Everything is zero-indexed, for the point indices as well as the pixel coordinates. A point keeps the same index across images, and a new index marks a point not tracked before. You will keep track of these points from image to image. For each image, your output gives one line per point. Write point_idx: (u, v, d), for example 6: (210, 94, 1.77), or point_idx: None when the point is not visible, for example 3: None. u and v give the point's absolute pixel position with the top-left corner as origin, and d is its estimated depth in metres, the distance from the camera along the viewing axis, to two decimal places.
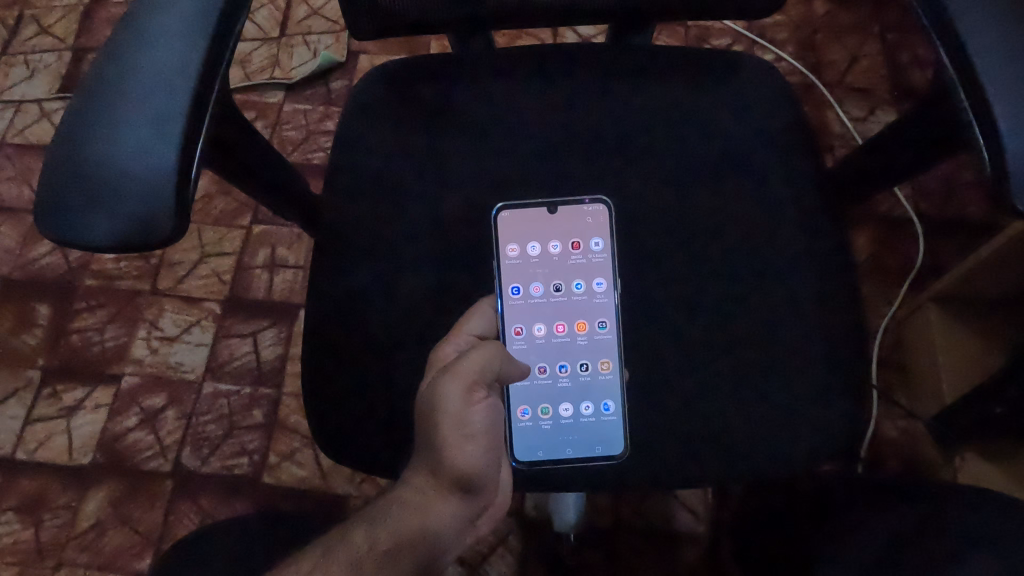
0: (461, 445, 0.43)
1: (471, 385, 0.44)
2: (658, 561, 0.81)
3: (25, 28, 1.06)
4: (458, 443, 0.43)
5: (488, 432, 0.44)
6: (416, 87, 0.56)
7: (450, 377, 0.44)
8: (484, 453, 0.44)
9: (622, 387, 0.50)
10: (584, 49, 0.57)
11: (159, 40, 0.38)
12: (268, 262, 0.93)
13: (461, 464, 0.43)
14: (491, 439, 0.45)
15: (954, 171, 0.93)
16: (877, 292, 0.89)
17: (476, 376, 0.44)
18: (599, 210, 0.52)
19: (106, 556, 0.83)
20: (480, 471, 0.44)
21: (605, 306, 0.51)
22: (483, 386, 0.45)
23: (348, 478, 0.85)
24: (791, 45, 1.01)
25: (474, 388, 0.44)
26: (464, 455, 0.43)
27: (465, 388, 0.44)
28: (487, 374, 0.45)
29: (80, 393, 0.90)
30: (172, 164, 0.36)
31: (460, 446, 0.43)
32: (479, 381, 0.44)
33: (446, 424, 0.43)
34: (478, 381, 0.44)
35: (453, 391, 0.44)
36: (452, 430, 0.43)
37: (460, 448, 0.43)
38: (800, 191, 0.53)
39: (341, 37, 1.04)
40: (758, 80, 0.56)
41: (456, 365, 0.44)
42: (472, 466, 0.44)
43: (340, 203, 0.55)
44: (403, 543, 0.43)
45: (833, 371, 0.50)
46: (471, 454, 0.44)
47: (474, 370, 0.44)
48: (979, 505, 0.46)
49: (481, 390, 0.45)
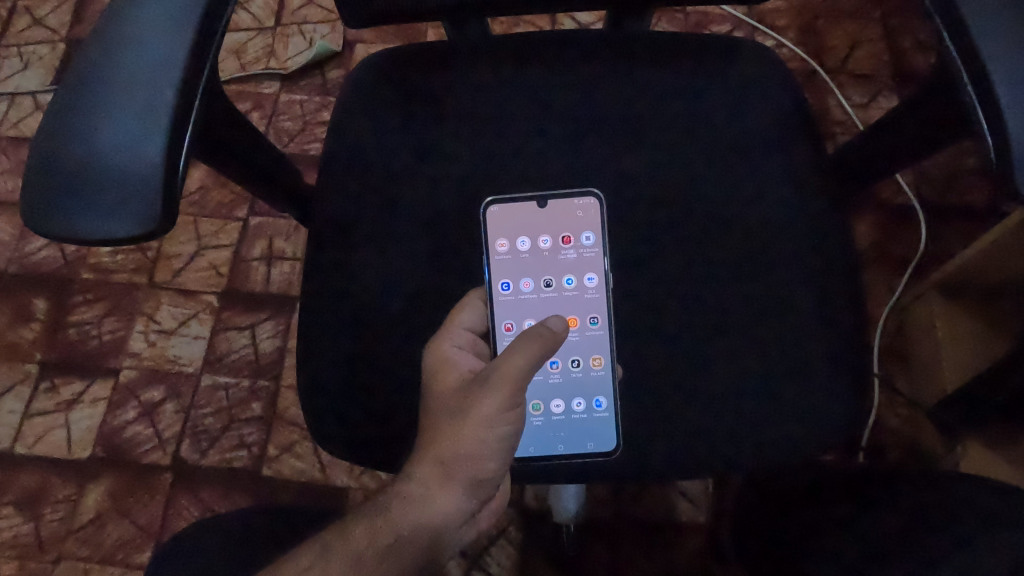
0: (485, 449, 0.43)
1: (513, 394, 0.43)
2: (658, 550, 0.81)
3: (18, 19, 1.05)
4: (481, 445, 0.43)
5: (513, 437, 0.44)
6: (410, 76, 0.56)
7: (496, 383, 0.43)
8: (501, 458, 0.44)
9: (613, 383, 0.50)
10: (581, 36, 0.56)
11: (147, 29, 0.38)
12: (266, 254, 0.93)
13: (479, 466, 0.43)
14: (511, 444, 0.45)
15: (955, 158, 0.92)
16: (877, 281, 0.89)
17: (521, 381, 0.43)
18: (591, 203, 0.51)
19: (107, 549, 0.84)
20: (491, 471, 0.44)
21: (597, 301, 0.51)
22: (522, 391, 0.44)
23: (347, 470, 0.85)
24: (792, 31, 1.00)
25: (515, 397, 0.43)
26: (480, 456, 0.43)
27: (510, 394, 0.43)
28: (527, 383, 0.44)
29: (78, 387, 0.89)
30: (160, 155, 0.36)
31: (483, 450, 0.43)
32: (519, 390, 0.43)
33: (476, 425, 0.43)
34: (519, 388, 0.43)
35: (498, 397, 0.43)
36: (483, 434, 0.42)
37: (479, 450, 0.43)
38: (799, 179, 0.53)
39: (337, 26, 1.03)
40: (758, 66, 0.55)
41: (502, 368, 0.43)
42: (487, 466, 0.44)
43: (334, 193, 0.54)
44: (404, 539, 0.43)
45: (832, 361, 0.50)
46: (490, 457, 0.44)
47: (521, 375, 0.43)
48: (979, 496, 0.45)
49: (518, 398, 0.44)
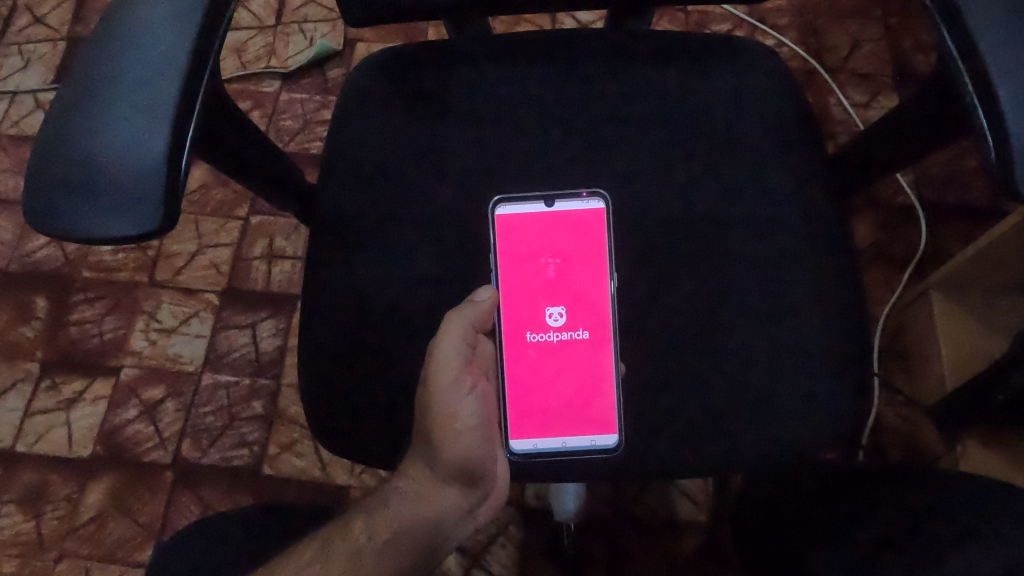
0: (456, 438, 0.45)
1: (456, 378, 0.45)
2: (658, 549, 0.81)
3: (18, 18, 1.05)
4: (451, 436, 0.44)
5: (482, 420, 0.45)
6: (411, 76, 0.56)
7: (433, 372, 0.45)
8: (480, 445, 0.46)
9: (617, 380, 0.50)
10: (582, 35, 0.56)
11: (149, 28, 0.38)
12: (266, 252, 0.93)
13: (458, 457, 0.45)
14: (484, 429, 0.46)
15: (955, 157, 0.92)
16: (878, 280, 0.89)
17: (459, 363, 0.45)
18: (597, 202, 0.51)
19: (107, 547, 0.84)
20: (476, 461, 0.46)
21: (602, 298, 0.51)
22: (467, 371, 0.46)
23: (348, 469, 0.85)
24: (793, 30, 1.00)
25: (460, 379, 0.45)
26: (457, 447, 0.45)
27: (452, 378, 0.45)
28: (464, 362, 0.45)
29: (79, 385, 0.89)
30: (161, 153, 0.36)
31: (453, 441, 0.44)
32: (461, 372, 0.45)
33: (435, 416, 0.44)
34: (460, 370, 0.45)
35: (439, 384, 0.44)
36: (444, 424, 0.44)
37: (453, 441, 0.45)
38: (799, 178, 0.53)
39: (337, 25, 1.03)
40: (759, 65, 0.55)
41: (435, 357, 0.45)
42: (468, 456, 0.45)
43: (336, 193, 0.54)
44: (402, 534, 0.45)
45: (832, 359, 0.50)
46: (468, 447, 0.45)
47: (455, 357, 0.45)
48: (977, 495, 0.45)
49: (467, 380, 0.45)
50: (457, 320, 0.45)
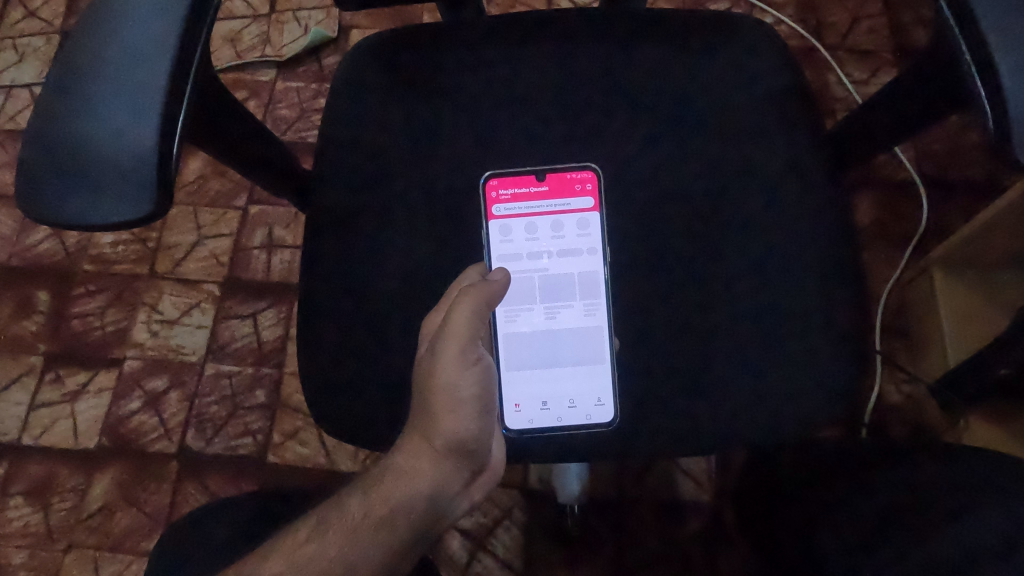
0: (454, 410, 0.44)
1: (463, 351, 0.45)
2: (662, 529, 0.81)
3: (11, 12, 1.05)
4: (451, 407, 0.44)
5: (483, 395, 0.45)
6: (404, 60, 0.55)
7: (444, 343, 0.44)
8: (476, 419, 0.45)
9: (612, 356, 0.50)
10: (576, 15, 0.55)
11: (137, 13, 0.37)
12: (266, 242, 0.93)
13: (455, 429, 0.44)
14: (484, 404, 0.45)
15: (957, 132, 0.91)
16: (879, 258, 0.89)
17: (468, 336, 0.45)
18: (590, 179, 0.52)
19: (116, 537, 0.84)
20: (472, 436, 0.45)
21: (595, 275, 0.51)
22: (476, 346, 0.45)
23: (351, 455, 0.85)
24: (792, 8, 0.99)
25: (467, 352, 0.45)
26: (456, 419, 0.44)
27: (460, 351, 0.44)
28: (476, 337, 0.45)
29: (83, 378, 0.90)
30: (152, 136, 0.36)
31: (452, 413, 0.44)
32: (470, 345, 0.45)
33: (441, 387, 0.44)
34: (469, 344, 0.45)
35: (447, 356, 0.44)
36: (445, 394, 0.44)
37: (453, 412, 0.44)
38: (796, 155, 0.52)
39: (332, 12, 1.01)
40: (757, 39, 0.54)
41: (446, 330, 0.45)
42: (465, 431, 0.45)
43: (333, 180, 0.54)
44: (397, 509, 0.44)
45: (832, 333, 0.50)
46: (465, 419, 0.45)
47: (465, 330, 0.45)
48: (972, 471, 0.46)
49: (475, 353, 0.45)
50: (469, 296, 0.45)
